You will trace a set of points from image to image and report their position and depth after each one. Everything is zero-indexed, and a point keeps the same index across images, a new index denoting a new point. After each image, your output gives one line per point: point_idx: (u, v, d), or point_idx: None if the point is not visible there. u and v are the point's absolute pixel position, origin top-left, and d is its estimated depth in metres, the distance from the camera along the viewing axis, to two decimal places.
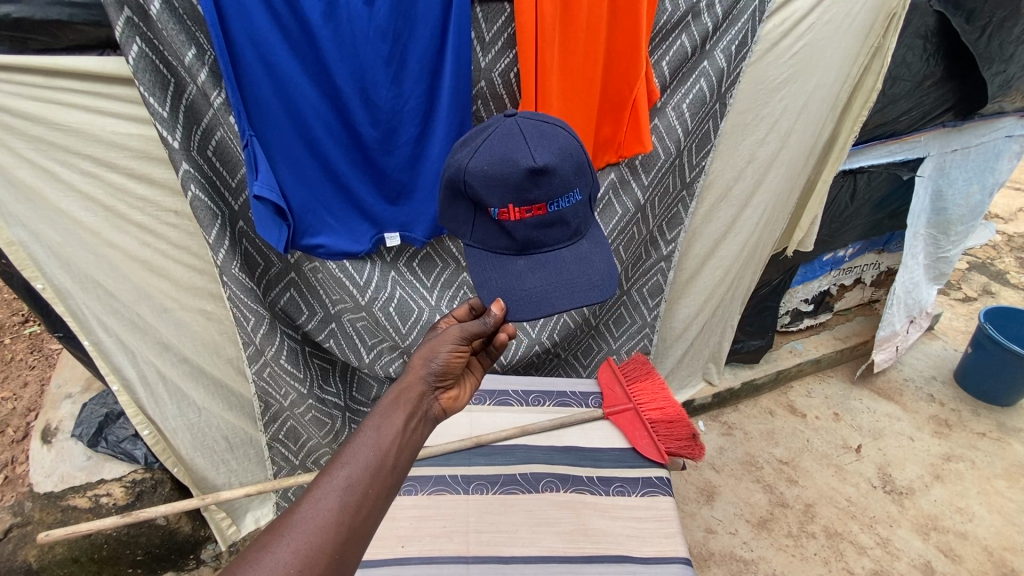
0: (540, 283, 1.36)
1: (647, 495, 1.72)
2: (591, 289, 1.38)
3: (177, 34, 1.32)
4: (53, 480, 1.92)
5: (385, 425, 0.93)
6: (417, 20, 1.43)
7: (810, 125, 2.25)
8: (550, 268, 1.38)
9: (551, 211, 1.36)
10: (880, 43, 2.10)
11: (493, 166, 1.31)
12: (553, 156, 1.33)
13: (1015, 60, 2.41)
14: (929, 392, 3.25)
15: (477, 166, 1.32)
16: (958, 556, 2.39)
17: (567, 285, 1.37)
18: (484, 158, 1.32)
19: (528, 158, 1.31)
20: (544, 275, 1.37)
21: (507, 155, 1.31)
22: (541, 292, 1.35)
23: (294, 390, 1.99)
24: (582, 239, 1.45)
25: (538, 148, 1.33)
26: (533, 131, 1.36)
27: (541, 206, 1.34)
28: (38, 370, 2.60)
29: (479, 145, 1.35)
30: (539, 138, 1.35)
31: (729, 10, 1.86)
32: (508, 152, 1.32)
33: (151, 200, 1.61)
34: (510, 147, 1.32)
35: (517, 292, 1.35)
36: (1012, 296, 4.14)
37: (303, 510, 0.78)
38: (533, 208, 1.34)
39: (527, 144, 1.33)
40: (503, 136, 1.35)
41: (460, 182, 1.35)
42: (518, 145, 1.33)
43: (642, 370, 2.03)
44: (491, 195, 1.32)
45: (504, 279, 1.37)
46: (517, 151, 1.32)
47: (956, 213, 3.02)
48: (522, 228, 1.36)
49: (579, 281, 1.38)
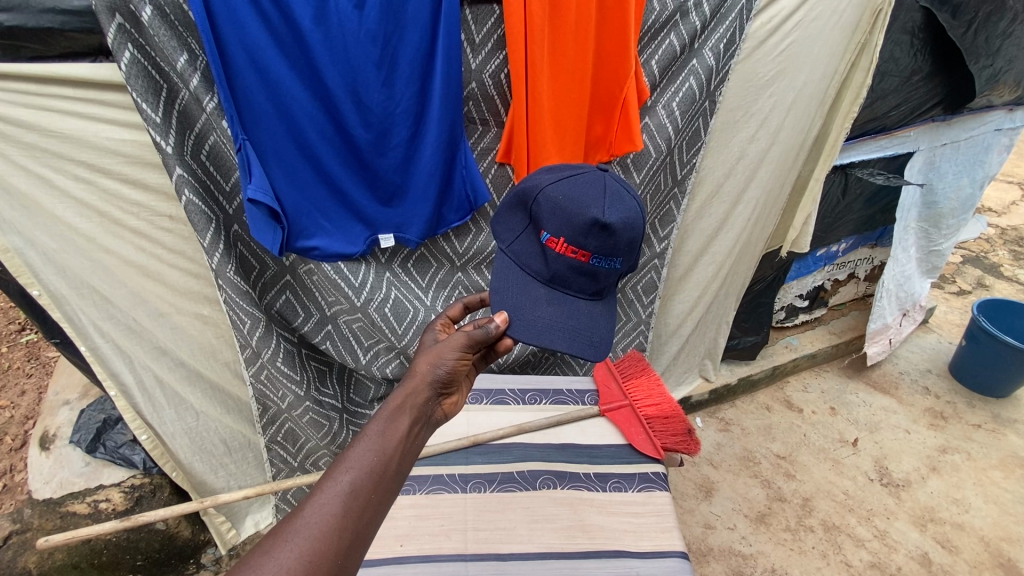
0: (550, 317, 1.31)
1: (643, 491, 1.73)
2: (589, 348, 1.32)
3: (169, 40, 1.34)
4: (52, 487, 1.96)
5: (389, 432, 0.93)
6: (407, 23, 1.44)
7: (799, 120, 2.26)
8: (566, 308, 1.34)
9: (590, 264, 1.34)
10: (867, 39, 2.11)
11: (567, 200, 1.33)
12: (621, 221, 1.33)
13: (1001, 54, 2.44)
14: (924, 384, 3.27)
15: (554, 192, 1.35)
16: (955, 546, 2.40)
17: (572, 332, 1.32)
18: (562, 188, 1.35)
19: (598, 213, 1.31)
20: (558, 311, 1.33)
21: (585, 200, 1.33)
22: (546, 324, 1.30)
23: (292, 392, 2.00)
24: (596, 301, 1.40)
25: (611, 208, 1.33)
26: (615, 193, 1.38)
27: (586, 255, 1.33)
28: (35, 378, 2.60)
29: (565, 174, 1.38)
30: (617, 200, 1.36)
31: (717, 9, 1.88)
32: (584, 197, 1.33)
33: (145, 205, 1.62)
34: (590, 193, 1.34)
35: (525, 314, 1.30)
36: (1006, 289, 4.17)
37: (306, 515, 0.78)
38: (579, 252, 1.32)
39: (604, 199, 1.34)
40: (590, 180, 1.37)
41: (531, 197, 1.39)
42: (596, 195, 1.34)
43: (637, 367, 2.07)
44: (550, 221, 1.33)
45: (520, 298, 1.33)
46: (594, 200, 1.33)
47: (946, 206, 3.07)
48: (557, 263, 1.34)
49: (582, 333, 1.33)
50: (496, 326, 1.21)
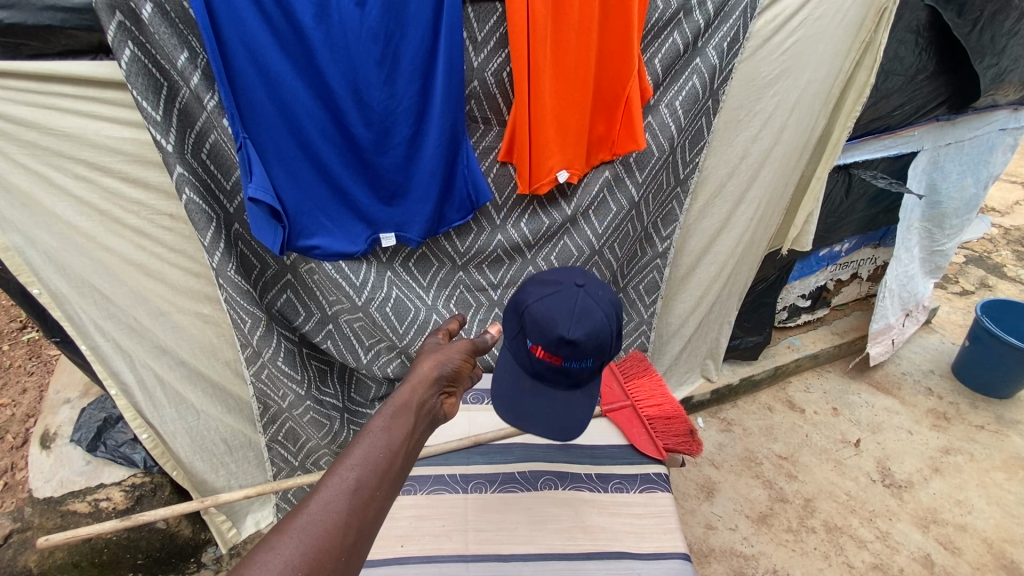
0: (530, 404, 1.56)
1: (645, 492, 1.72)
2: (553, 429, 1.55)
3: (170, 38, 1.33)
4: (52, 485, 1.95)
5: (393, 429, 0.93)
6: (408, 21, 1.43)
7: (803, 119, 2.25)
8: (545, 400, 1.55)
9: (565, 365, 1.47)
10: (871, 38, 2.10)
11: (539, 314, 1.47)
12: (587, 336, 1.43)
13: (1006, 53, 2.43)
14: (927, 385, 3.26)
15: (531, 303, 1.49)
16: (958, 548, 2.39)
17: (551, 417, 1.55)
18: (537, 298, 1.49)
19: (566, 330, 1.43)
20: (538, 400, 1.55)
21: (556, 316, 1.44)
22: (525, 409, 1.56)
23: (293, 392, 1.99)
24: (575, 389, 1.56)
25: (581, 324, 1.43)
26: (588, 305, 1.45)
27: (560, 359, 1.46)
28: (36, 376, 2.60)
29: (544, 278, 1.51)
30: (587, 314, 1.44)
31: (720, 7, 1.87)
32: (553, 315, 1.45)
33: (146, 204, 1.62)
34: (560, 309, 1.45)
35: (511, 398, 1.58)
36: (1009, 289, 4.16)
37: (311, 512, 0.78)
38: (553, 357, 1.47)
39: (574, 313, 1.44)
40: (564, 292, 1.48)
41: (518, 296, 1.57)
42: (567, 309, 1.44)
43: (639, 367, 2.05)
44: (528, 331, 1.49)
45: (510, 385, 1.59)
46: (562, 318, 1.44)
47: (950, 206, 3.05)
48: (537, 364, 1.51)
49: (558, 419, 1.54)
50: (490, 338, 1.29)
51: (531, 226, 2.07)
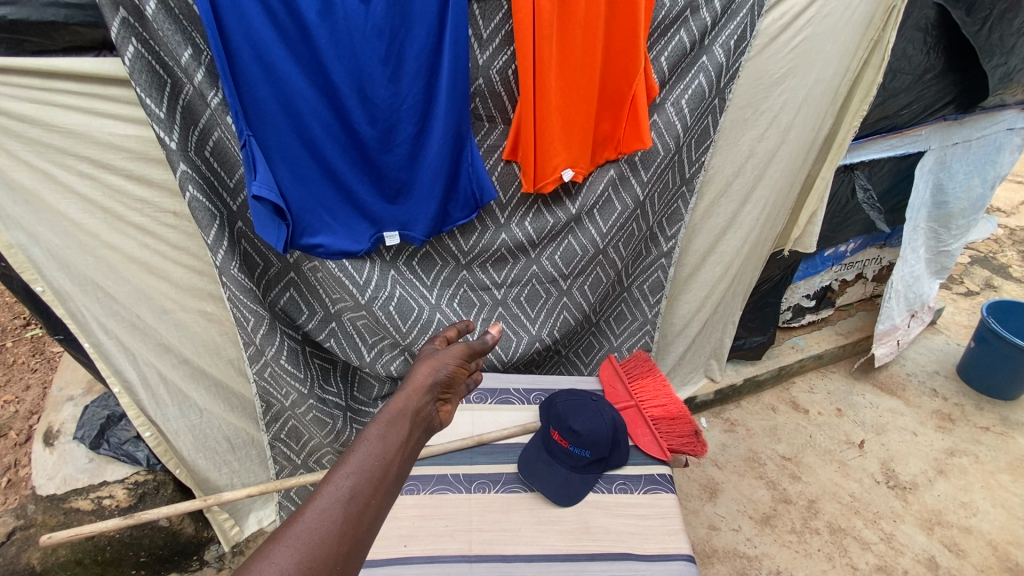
0: (539, 472, 1.71)
1: (649, 492, 1.70)
2: (554, 492, 1.66)
3: (173, 34, 1.32)
4: (55, 483, 1.95)
5: (389, 436, 0.93)
6: (414, 17, 1.42)
7: (810, 118, 2.23)
8: (553, 467, 1.71)
9: (569, 451, 1.70)
10: (879, 37, 2.07)
11: (559, 407, 1.77)
12: (590, 430, 1.69)
13: (1015, 52, 2.41)
14: (932, 386, 3.24)
15: (556, 403, 1.80)
16: (962, 550, 2.38)
17: (554, 483, 1.68)
18: (561, 399, 1.80)
19: (573, 421, 1.70)
20: (547, 469, 1.71)
21: (570, 410, 1.73)
22: (533, 474, 1.71)
23: (295, 390, 1.98)
24: (576, 471, 1.70)
25: (588, 422, 1.70)
26: (596, 410, 1.74)
27: (566, 442, 1.70)
28: (39, 373, 2.60)
29: (565, 395, 1.83)
30: (595, 414, 1.73)
31: (727, 5, 1.85)
32: (568, 408, 1.74)
33: (150, 201, 1.61)
34: (574, 406, 1.75)
35: (524, 463, 1.74)
36: (1014, 290, 4.13)
37: (306, 520, 0.76)
38: (562, 438, 1.71)
39: (582, 412, 1.72)
40: (580, 398, 1.79)
41: (545, 408, 1.85)
42: (578, 408, 1.74)
43: (644, 368, 2.04)
44: (550, 419, 1.78)
45: (528, 452, 1.77)
46: (574, 414, 1.72)
47: (957, 206, 3.02)
48: (552, 442, 1.75)
49: (559, 486, 1.67)
50: (489, 341, 1.31)
51: (535, 225, 2.06)
